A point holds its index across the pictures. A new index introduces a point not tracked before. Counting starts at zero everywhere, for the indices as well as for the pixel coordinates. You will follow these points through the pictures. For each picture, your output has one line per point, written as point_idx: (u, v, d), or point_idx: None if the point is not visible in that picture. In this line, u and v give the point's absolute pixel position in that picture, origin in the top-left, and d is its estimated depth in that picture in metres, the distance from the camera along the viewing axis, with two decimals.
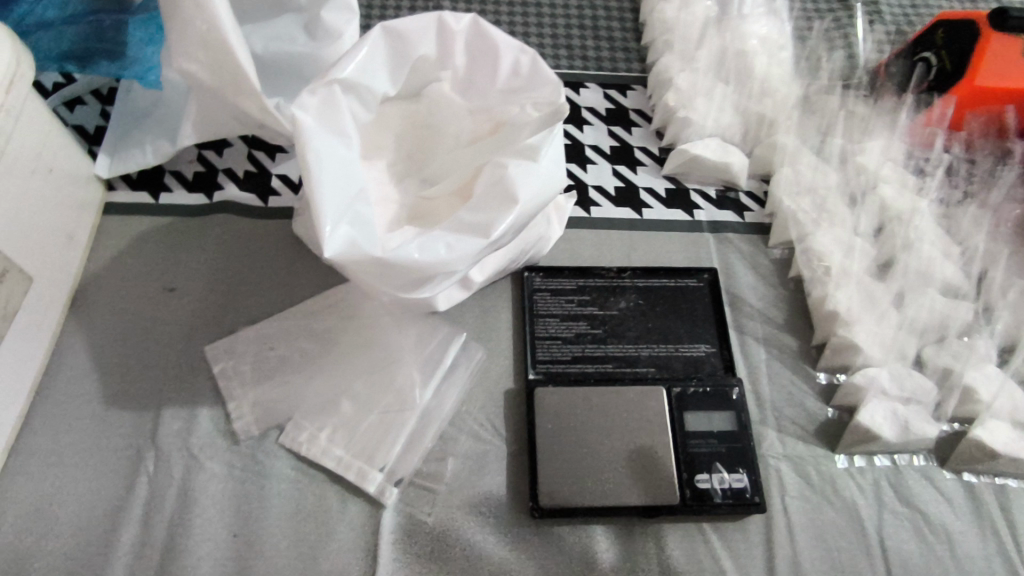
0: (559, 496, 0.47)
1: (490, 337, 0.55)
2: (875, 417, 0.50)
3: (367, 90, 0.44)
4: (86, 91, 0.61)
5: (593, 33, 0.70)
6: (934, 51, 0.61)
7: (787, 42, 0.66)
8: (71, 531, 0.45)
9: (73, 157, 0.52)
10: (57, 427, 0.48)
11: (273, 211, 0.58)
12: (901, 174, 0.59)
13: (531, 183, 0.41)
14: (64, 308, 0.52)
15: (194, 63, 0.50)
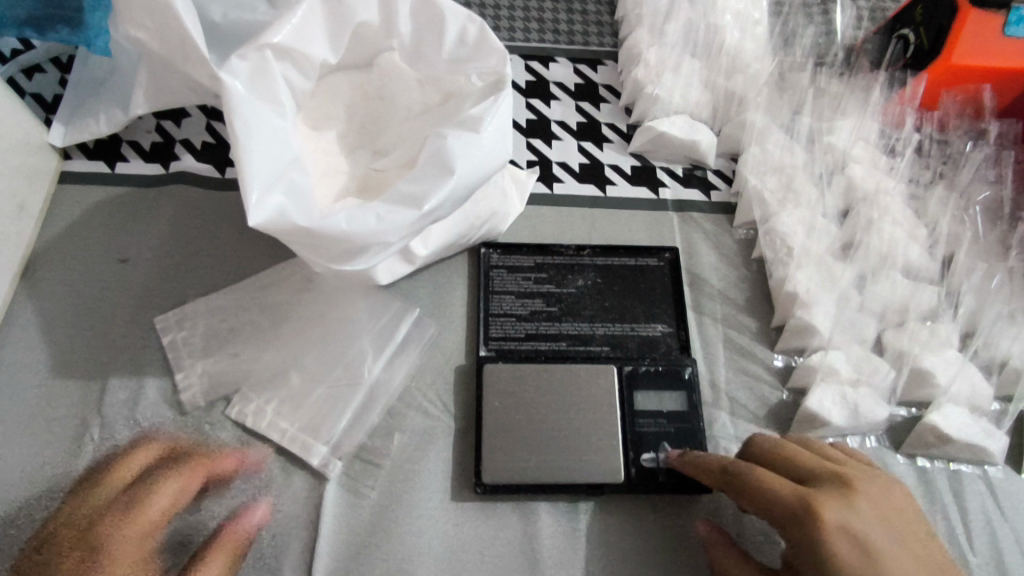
0: (503, 473, 0.47)
1: (444, 313, 0.54)
2: (823, 401, 0.49)
3: (304, 56, 0.43)
4: (44, 59, 0.60)
5: (566, 6, 0.69)
6: (912, 28, 0.59)
7: (763, 17, 0.64)
8: (17, 498, 0.45)
9: (24, 126, 0.52)
10: (5, 396, 0.48)
11: (230, 183, 0.57)
12: (870, 154, 0.58)
13: (469, 154, 0.40)
14: (17, 278, 0.52)
15: (143, 31, 0.50)
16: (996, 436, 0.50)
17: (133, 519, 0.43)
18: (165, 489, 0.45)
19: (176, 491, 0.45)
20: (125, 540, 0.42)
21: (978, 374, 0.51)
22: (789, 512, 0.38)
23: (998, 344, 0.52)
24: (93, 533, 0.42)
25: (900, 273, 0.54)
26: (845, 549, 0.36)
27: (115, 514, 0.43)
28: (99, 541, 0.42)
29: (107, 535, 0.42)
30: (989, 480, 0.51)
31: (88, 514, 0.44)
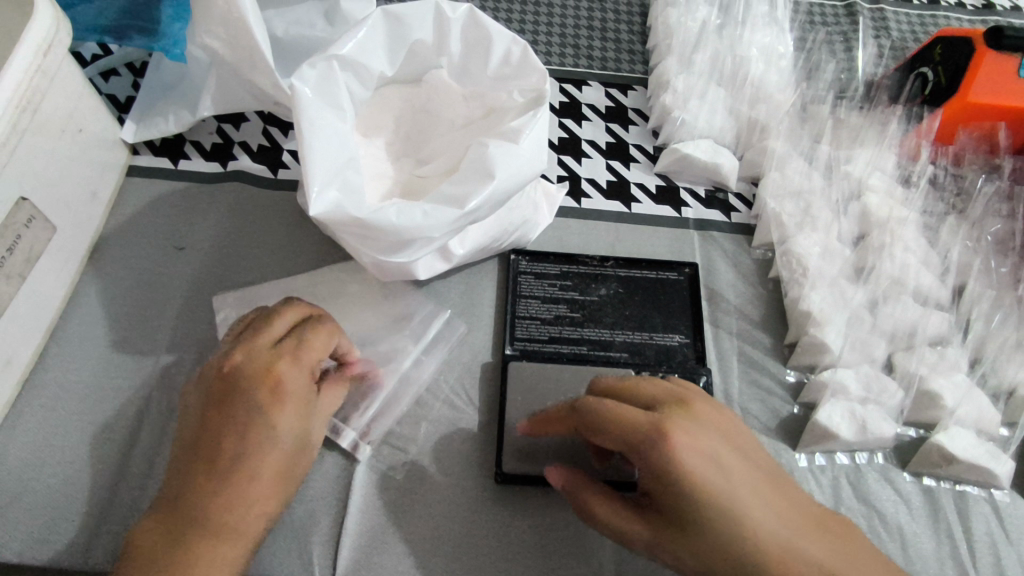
0: (521, 465, 0.50)
1: (472, 314, 0.58)
2: (833, 416, 0.51)
3: (364, 68, 0.48)
4: (120, 64, 0.66)
5: (601, 34, 0.73)
6: (931, 67, 0.62)
7: (787, 52, 0.68)
8: (71, 462, 0.49)
9: (102, 122, 0.57)
10: (68, 367, 0.52)
11: (282, 183, 0.62)
12: (887, 185, 0.61)
13: (509, 162, 0.44)
14: (84, 260, 0.56)
15: (216, 40, 0.55)
16: (1001, 458, 0.51)
17: (304, 351, 0.44)
18: (325, 331, 0.46)
19: (330, 333, 0.46)
20: (308, 369, 0.44)
21: (987, 399, 0.53)
22: (640, 437, 0.38)
23: (1005, 371, 0.54)
24: (281, 368, 0.43)
25: (911, 297, 0.56)
26: (699, 467, 0.36)
27: (290, 353, 0.44)
28: (284, 382, 0.43)
29: (293, 374, 0.43)
30: (995, 503, 0.52)
31: (272, 348, 0.44)
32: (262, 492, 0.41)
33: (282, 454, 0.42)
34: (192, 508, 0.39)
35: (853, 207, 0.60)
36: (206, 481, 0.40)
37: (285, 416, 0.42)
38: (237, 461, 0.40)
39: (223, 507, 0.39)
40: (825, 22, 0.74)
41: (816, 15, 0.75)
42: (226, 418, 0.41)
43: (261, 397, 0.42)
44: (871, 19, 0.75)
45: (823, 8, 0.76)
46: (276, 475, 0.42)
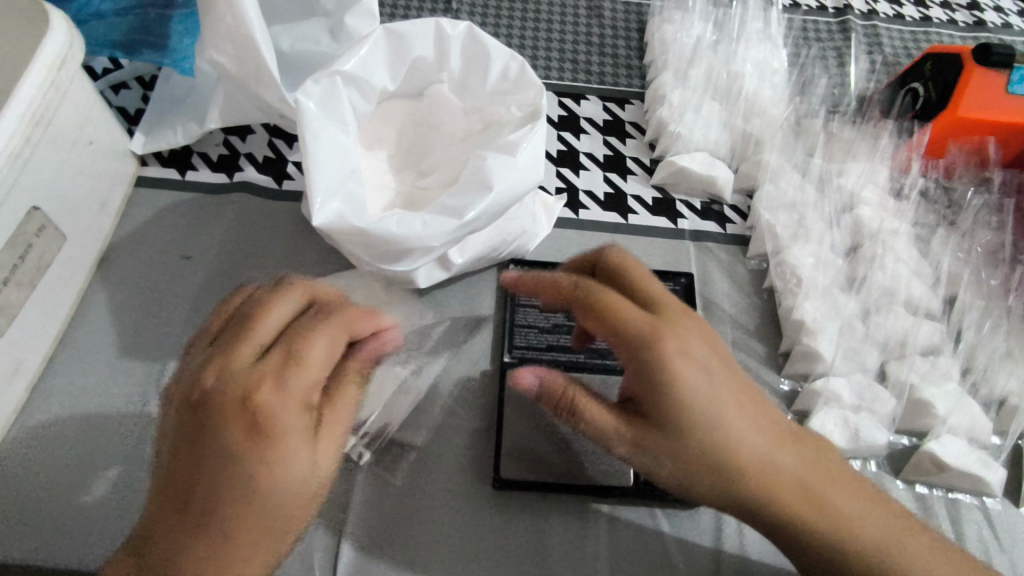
0: (517, 470, 0.51)
1: (472, 322, 0.59)
2: (826, 424, 0.52)
3: (366, 83, 0.50)
4: (130, 77, 0.68)
5: (599, 49, 0.74)
6: (922, 82, 0.63)
7: (781, 67, 0.70)
8: (78, 465, 0.50)
9: (113, 134, 0.58)
10: (76, 372, 0.54)
11: (286, 194, 0.63)
12: (879, 197, 0.62)
13: (507, 173, 0.45)
14: (93, 268, 0.58)
15: (224, 56, 0.56)
16: (991, 466, 0.51)
17: (291, 369, 0.37)
18: (320, 339, 0.38)
19: (329, 337, 0.39)
20: (296, 392, 0.37)
21: (979, 408, 0.53)
22: (637, 336, 0.39)
23: (996, 380, 0.55)
24: (260, 395, 0.36)
25: (903, 308, 0.57)
26: (686, 369, 0.38)
27: (274, 373, 0.37)
28: (266, 413, 0.36)
29: (276, 404, 0.36)
30: (987, 511, 0.52)
31: (256, 361, 0.37)
32: (256, 539, 0.36)
33: (274, 495, 0.36)
34: (174, 563, 0.35)
35: (845, 219, 0.61)
36: (189, 533, 0.35)
37: (275, 453, 0.36)
38: (219, 510, 0.35)
39: (211, 565, 0.35)
40: (819, 38, 0.76)
41: (810, 31, 0.77)
42: (207, 461, 0.35)
43: (237, 432, 0.35)
44: (864, 35, 0.76)
45: (817, 24, 0.77)
46: (271, 520, 0.36)
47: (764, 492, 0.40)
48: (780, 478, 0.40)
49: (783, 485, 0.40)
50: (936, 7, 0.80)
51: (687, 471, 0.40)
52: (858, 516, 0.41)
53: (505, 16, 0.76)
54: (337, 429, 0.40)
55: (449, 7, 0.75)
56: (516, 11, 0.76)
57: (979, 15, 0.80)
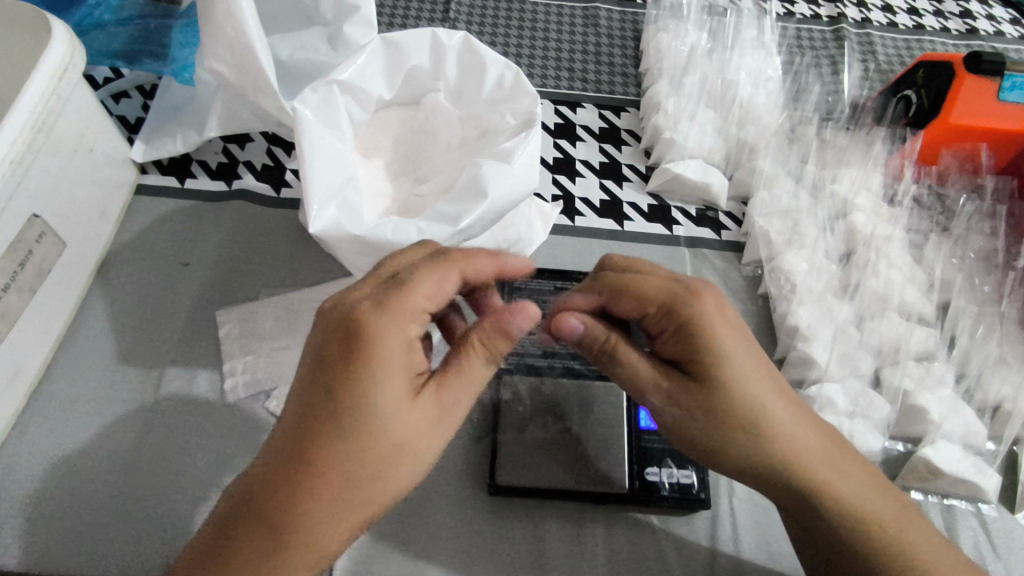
0: (513, 476, 0.51)
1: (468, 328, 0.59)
2: None
3: (363, 92, 0.50)
4: (131, 86, 0.68)
5: (595, 58, 0.75)
6: (915, 89, 0.64)
7: (775, 75, 0.70)
8: (76, 471, 0.50)
9: (113, 142, 0.59)
10: (74, 378, 0.54)
11: (285, 202, 0.64)
12: (874, 203, 0.62)
13: (501, 181, 0.46)
14: (92, 275, 0.58)
15: (223, 64, 0.57)
16: (986, 472, 0.52)
17: (394, 299, 0.37)
18: (429, 276, 0.39)
19: (438, 277, 0.39)
20: (397, 319, 0.37)
21: (973, 413, 0.54)
22: (671, 296, 0.41)
23: (990, 386, 0.55)
24: (364, 317, 0.36)
25: (897, 313, 0.58)
26: (719, 326, 0.40)
27: (381, 301, 0.37)
28: (365, 334, 0.36)
29: (377, 329, 0.36)
30: (982, 517, 0.52)
31: (367, 292, 0.38)
32: (346, 481, 0.36)
33: (359, 428, 0.35)
34: (268, 489, 0.35)
35: (839, 225, 0.62)
36: (286, 460, 0.36)
37: (368, 384, 0.35)
38: (313, 440, 0.35)
39: (301, 497, 0.35)
40: (813, 46, 0.77)
41: (804, 40, 0.77)
42: (312, 387, 0.36)
43: (339, 358, 0.36)
44: (858, 43, 0.77)
45: (812, 33, 0.78)
46: (361, 464, 0.36)
47: (786, 462, 0.41)
48: (804, 450, 0.41)
49: (807, 455, 0.41)
50: (929, 15, 0.81)
51: (719, 433, 0.40)
52: (873, 500, 0.42)
53: (502, 25, 0.76)
54: (444, 384, 0.39)
55: (447, 16, 0.76)
56: (513, 20, 0.77)
57: (972, 23, 0.80)
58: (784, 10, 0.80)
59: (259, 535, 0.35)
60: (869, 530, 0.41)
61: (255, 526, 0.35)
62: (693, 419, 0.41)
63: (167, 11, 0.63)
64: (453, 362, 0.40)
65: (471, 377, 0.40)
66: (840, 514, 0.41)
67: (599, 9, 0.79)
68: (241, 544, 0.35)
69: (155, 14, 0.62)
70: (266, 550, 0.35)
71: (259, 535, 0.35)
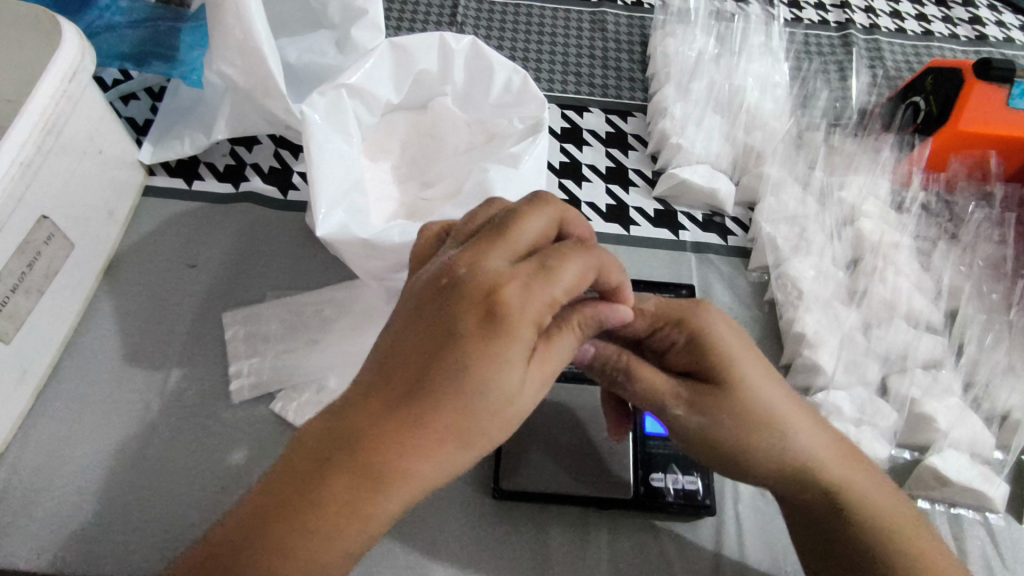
0: (518, 482, 0.50)
1: None
2: None
3: (371, 95, 0.50)
4: (140, 88, 0.69)
5: (602, 62, 0.75)
6: (923, 96, 0.64)
7: (782, 81, 0.70)
8: (81, 471, 0.50)
9: (121, 144, 0.59)
10: (81, 379, 0.54)
11: (291, 204, 0.64)
12: (881, 209, 0.62)
13: (508, 186, 0.47)
14: (100, 275, 0.58)
15: (232, 67, 0.57)
16: (995, 482, 0.51)
17: (529, 270, 0.35)
18: (575, 259, 0.36)
19: (583, 264, 0.36)
20: (540, 302, 0.34)
21: (981, 422, 0.53)
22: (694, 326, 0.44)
23: (998, 395, 0.55)
24: (506, 292, 0.34)
25: (904, 321, 0.57)
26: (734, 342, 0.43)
27: (525, 277, 0.35)
28: (505, 310, 0.33)
29: (519, 308, 0.34)
30: (990, 527, 0.52)
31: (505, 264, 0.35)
32: (448, 452, 0.33)
33: (480, 404, 0.33)
34: (368, 437, 0.32)
35: (847, 231, 0.61)
36: (393, 410, 0.32)
37: (493, 354, 0.33)
38: (429, 397, 0.32)
39: (404, 451, 0.32)
40: (820, 51, 0.77)
41: (812, 45, 0.77)
42: (436, 339, 0.33)
43: (473, 326, 0.33)
44: (867, 49, 0.77)
45: (819, 38, 0.78)
46: (471, 437, 0.33)
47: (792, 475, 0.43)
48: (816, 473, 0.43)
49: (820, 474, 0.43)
50: (937, 21, 0.81)
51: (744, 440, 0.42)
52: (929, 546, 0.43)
53: (508, 29, 0.76)
54: (548, 364, 0.36)
55: (454, 20, 0.76)
56: (520, 24, 0.77)
57: (981, 29, 0.80)
58: (792, 16, 0.80)
59: (351, 480, 0.32)
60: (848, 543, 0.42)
61: (345, 469, 0.32)
62: (725, 410, 0.42)
63: (177, 14, 0.64)
64: (552, 339, 0.37)
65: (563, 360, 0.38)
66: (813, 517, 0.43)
67: (606, 13, 0.79)
68: (320, 483, 0.32)
69: (166, 16, 0.64)
70: (353, 491, 0.32)
71: (351, 483, 0.32)
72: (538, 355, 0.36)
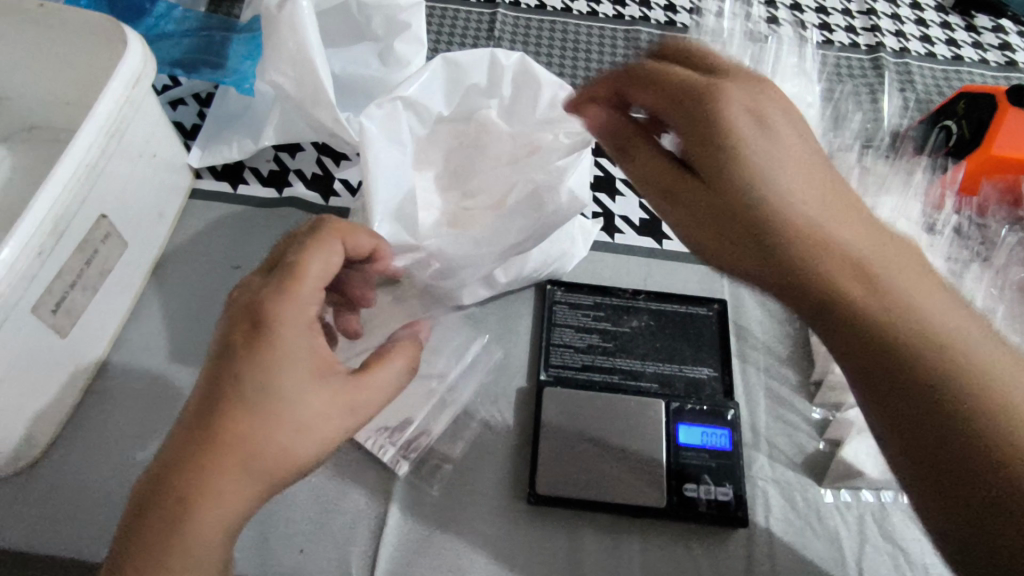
0: (553, 487, 0.51)
1: (511, 339, 0.60)
2: (858, 453, 0.54)
3: (424, 109, 0.53)
4: (188, 94, 0.71)
5: None
6: (955, 120, 0.65)
7: (815, 101, 0.71)
8: (128, 463, 0.52)
9: (174, 148, 0.61)
10: (127, 374, 0.56)
11: (332, 210, 0.66)
12: (913, 230, 0.63)
13: (555, 199, 0.50)
14: (148, 274, 0.60)
15: (282, 75, 0.58)
16: None
17: (293, 297, 0.41)
18: (323, 260, 0.43)
19: (326, 261, 0.43)
20: (302, 309, 0.41)
21: None
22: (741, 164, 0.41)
23: None
24: (269, 314, 0.40)
25: None
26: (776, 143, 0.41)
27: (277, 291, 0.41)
28: (266, 326, 0.40)
29: (279, 325, 0.40)
30: None
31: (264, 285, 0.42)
32: (262, 457, 0.39)
33: (259, 411, 0.39)
34: (214, 457, 0.37)
35: None
36: (187, 435, 0.38)
37: (266, 366, 0.39)
38: (223, 418, 0.38)
39: (214, 472, 0.38)
40: (851, 74, 0.78)
41: (843, 68, 0.78)
42: (214, 364, 0.40)
43: (240, 347, 0.39)
44: (897, 72, 0.78)
45: (850, 61, 0.79)
46: (268, 447, 0.39)
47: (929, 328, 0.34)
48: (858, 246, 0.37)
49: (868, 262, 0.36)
50: (968, 47, 0.82)
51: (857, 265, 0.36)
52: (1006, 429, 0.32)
53: (545, 45, 0.78)
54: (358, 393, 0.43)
55: (492, 36, 0.78)
56: (556, 40, 0.79)
57: (1011, 55, 0.81)
58: (822, 38, 0.81)
59: (240, 485, 0.38)
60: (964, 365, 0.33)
61: (163, 508, 0.37)
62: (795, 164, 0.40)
63: (228, 25, 0.67)
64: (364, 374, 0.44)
65: (386, 383, 0.45)
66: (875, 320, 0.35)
67: (640, 31, 0.81)
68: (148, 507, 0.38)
69: (218, 27, 0.66)
70: (167, 517, 0.37)
71: (248, 489, 0.39)
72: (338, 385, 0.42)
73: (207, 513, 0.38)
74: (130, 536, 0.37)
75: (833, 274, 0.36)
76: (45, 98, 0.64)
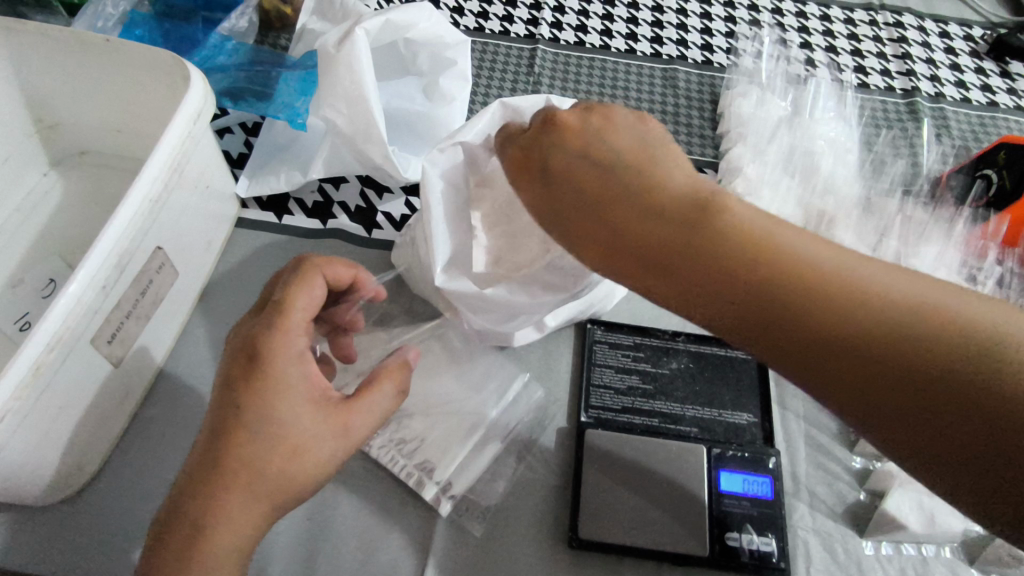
0: (596, 532, 0.51)
1: (551, 378, 0.60)
2: (902, 508, 0.53)
3: (483, 152, 0.56)
4: (235, 123, 0.72)
5: (673, 119, 0.77)
6: (995, 170, 0.66)
7: (853, 145, 0.72)
8: None
9: (224, 179, 0.62)
10: (174, 403, 0.56)
11: (375, 242, 0.67)
12: (952, 279, 0.63)
13: None
14: (195, 302, 0.61)
15: (338, 114, 0.60)
16: None
17: (285, 330, 0.43)
18: (307, 293, 0.46)
19: (310, 294, 0.46)
20: (293, 339, 0.44)
21: None
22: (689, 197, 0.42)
23: None
24: (261, 343, 0.43)
25: None
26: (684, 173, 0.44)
27: (267, 323, 0.44)
28: (260, 354, 0.42)
29: (272, 352, 0.42)
30: None
31: (257, 320, 0.45)
32: (262, 476, 0.41)
33: (260, 433, 0.41)
34: (221, 482, 0.40)
35: None
36: (196, 463, 0.40)
37: (263, 391, 0.42)
38: (223, 443, 0.40)
39: (219, 493, 0.40)
40: (888, 120, 0.78)
41: (879, 112, 0.79)
42: (217, 396, 0.42)
43: (237, 376, 0.42)
44: (933, 117, 0.79)
45: (886, 106, 0.80)
46: (263, 468, 0.41)
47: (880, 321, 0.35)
48: (872, 283, 0.36)
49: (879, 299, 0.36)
50: (1003, 93, 0.82)
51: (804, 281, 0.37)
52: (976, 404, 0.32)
53: (584, 82, 0.79)
54: (352, 414, 0.44)
55: (532, 72, 0.79)
56: (595, 78, 0.80)
57: None
58: (858, 81, 0.82)
59: (247, 505, 0.40)
60: (957, 368, 0.33)
61: (179, 532, 0.39)
62: (761, 223, 0.39)
63: (279, 60, 0.68)
64: (360, 396, 0.45)
65: (380, 404, 0.46)
66: (906, 360, 0.34)
67: (678, 70, 0.82)
68: (162, 533, 0.40)
69: (271, 62, 0.68)
70: (181, 541, 0.39)
71: (254, 508, 0.41)
72: (337, 407, 0.44)
73: (217, 537, 0.39)
74: (147, 569, 0.39)
75: (857, 320, 0.35)
76: (96, 125, 0.65)
